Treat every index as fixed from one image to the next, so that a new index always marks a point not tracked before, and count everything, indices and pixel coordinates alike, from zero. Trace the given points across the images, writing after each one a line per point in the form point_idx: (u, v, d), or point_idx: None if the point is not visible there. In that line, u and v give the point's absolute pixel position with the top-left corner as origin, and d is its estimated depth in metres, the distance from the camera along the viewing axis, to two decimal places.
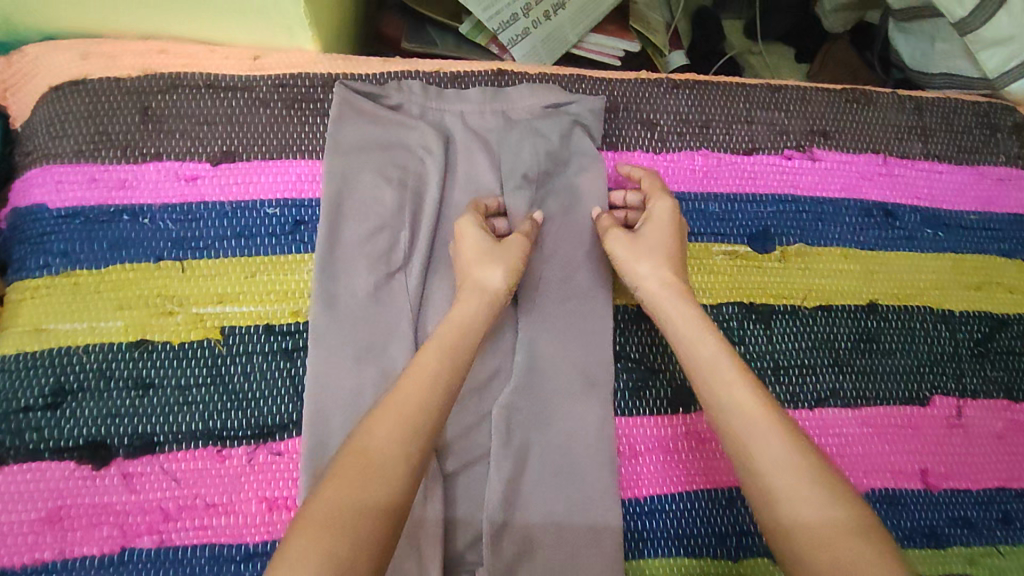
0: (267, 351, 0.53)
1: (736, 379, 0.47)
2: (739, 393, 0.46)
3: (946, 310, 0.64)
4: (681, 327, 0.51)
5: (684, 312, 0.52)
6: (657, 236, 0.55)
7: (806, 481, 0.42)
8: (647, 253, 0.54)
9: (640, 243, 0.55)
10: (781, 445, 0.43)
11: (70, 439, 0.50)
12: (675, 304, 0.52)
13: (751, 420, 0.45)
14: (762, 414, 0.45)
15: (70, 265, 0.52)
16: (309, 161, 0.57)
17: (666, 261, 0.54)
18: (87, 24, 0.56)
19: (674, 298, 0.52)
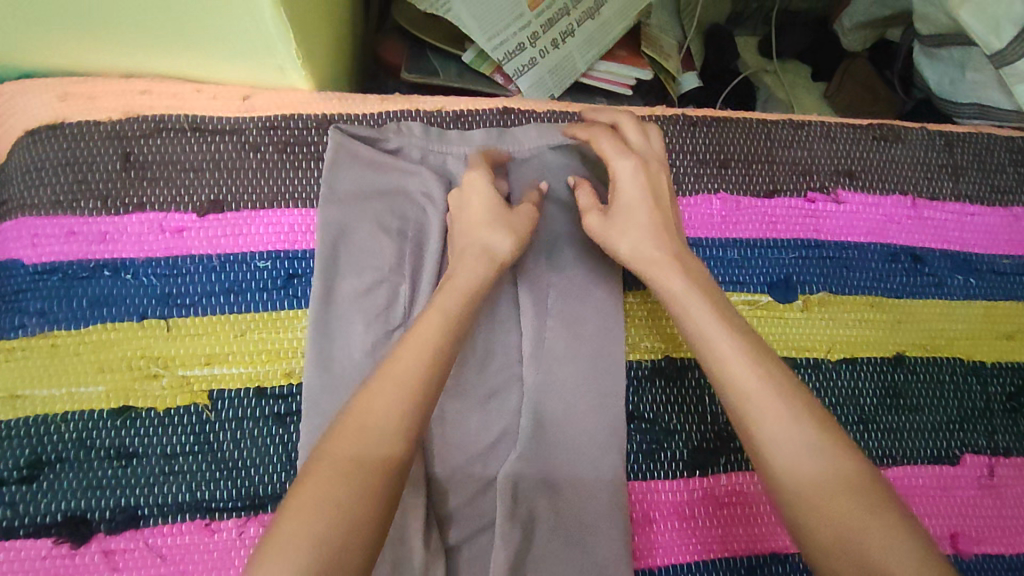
0: (258, 417, 0.50)
1: (735, 351, 0.44)
2: (739, 365, 0.43)
3: (977, 362, 0.61)
4: (677, 297, 0.48)
5: (680, 283, 0.48)
6: (631, 204, 0.52)
7: (814, 455, 0.40)
8: (628, 225, 0.51)
9: (616, 219, 0.52)
10: (784, 418, 0.41)
11: (47, 514, 0.46)
12: (670, 275, 0.48)
13: (752, 395, 0.42)
14: (763, 387, 0.42)
15: (47, 324, 0.49)
16: (303, 209, 0.53)
17: (645, 225, 0.51)
18: (66, 63, 0.53)
19: (668, 264, 0.49)
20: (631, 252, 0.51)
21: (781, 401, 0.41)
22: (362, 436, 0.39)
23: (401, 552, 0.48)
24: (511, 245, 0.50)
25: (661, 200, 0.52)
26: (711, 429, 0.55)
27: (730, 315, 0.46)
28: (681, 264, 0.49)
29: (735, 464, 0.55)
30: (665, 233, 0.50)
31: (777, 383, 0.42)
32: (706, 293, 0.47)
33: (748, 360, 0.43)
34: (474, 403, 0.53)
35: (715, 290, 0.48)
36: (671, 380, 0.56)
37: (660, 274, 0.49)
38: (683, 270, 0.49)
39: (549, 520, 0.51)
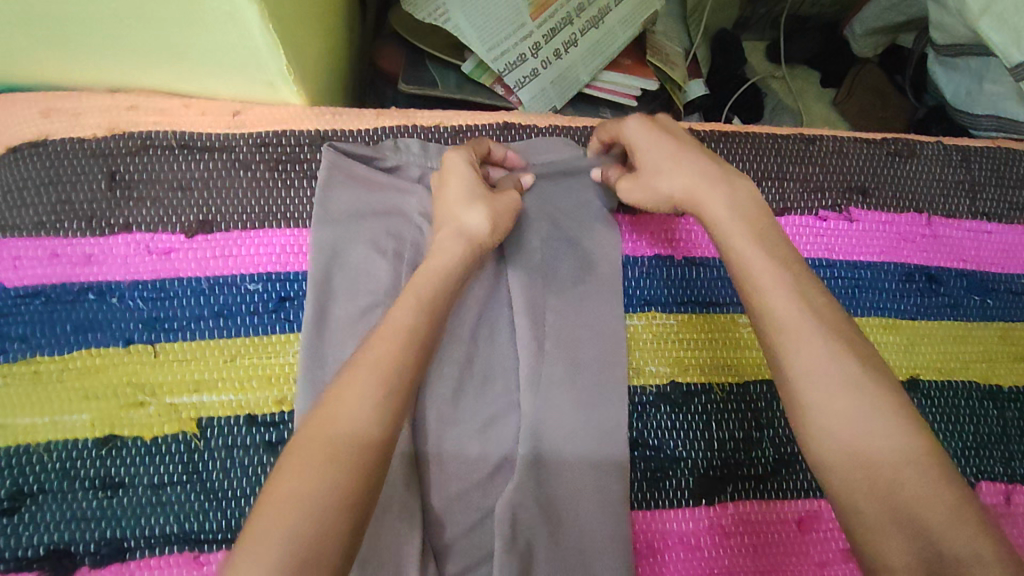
0: (248, 445, 0.48)
1: (778, 283, 0.42)
2: (779, 297, 0.42)
3: (993, 386, 0.59)
4: (720, 224, 0.46)
5: (725, 212, 0.46)
6: (652, 149, 0.50)
7: (846, 394, 0.38)
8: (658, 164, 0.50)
9: (646, 170, 0.50)
10: (820, 351, 0.39)
11: (28, 548, 0.44)
12: (714, 205, 0.47)
13: (790, 326, 0.41)
14: (805, 318, 0.41)
15: (29, 350, 0.47)
16: (295, 230, 0.51)
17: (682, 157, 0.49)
18: (50, 78, 0.51)
19: (713, 191, 0.47)
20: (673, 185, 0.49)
21: (821, 334, 0.40)
22: (337, 441, 0.37)
23: None
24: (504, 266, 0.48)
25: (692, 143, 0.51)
26: (718, 456, 0.53)
27: (774, 246, 0.45)
28: (727, 191, 0.47)
29: (742, 492, 0.53)
30: (704, 162, 0.49)
31: (819, 317, 0.41)
32: (750, 223, 0.46)
33: (793, 292, 0.42)
34: (472, 430, 0.51)
35: (761, 215, 0.46)
36: (677, 406, 0.54)
37: (706, 200, 0.47)
38: (729, 198, 0.47)
39: (550, 553, 0.49)
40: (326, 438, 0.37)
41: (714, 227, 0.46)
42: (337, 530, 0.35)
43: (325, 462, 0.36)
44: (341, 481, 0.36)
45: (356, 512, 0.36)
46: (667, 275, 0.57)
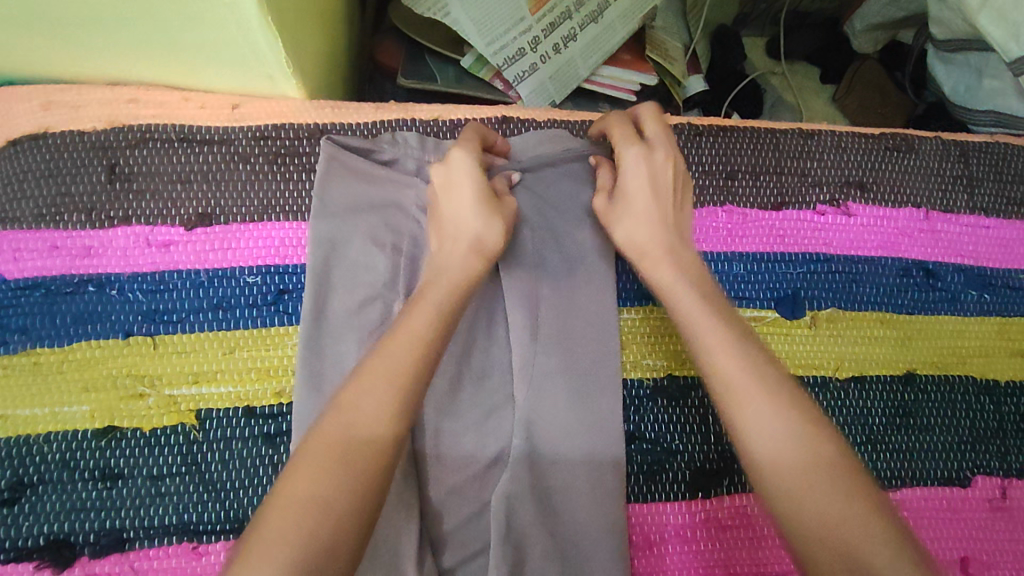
0: (247, 437, 0.48)
1: (722, 345, 0.43)
2: (726, 359, 0.43)
3: (990, 380, 0.59)
4: (666, 289, 0.48)
5: (671, 276, 0.48)
6: (640, 187, 0.51)
7: (795, 452, 0.39)
8: (630, 206, 0.51)
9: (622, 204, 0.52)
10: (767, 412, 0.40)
11: (29, 538, 0.45)
12: (662, 269, 0.49)
13: (739, 388, 0.41)
14: (749, 379, 0.41)
15: (29, 341, 0.48)
16: (294, 223, 0.51)
17: (643, 210, 0.51)
18: (50, 70, 0.52)
19: (662, 252, 0.49)
20: (628, 240, 0.51)
21: (767, 393, 0.41)
22: (339, 444, 0.37)
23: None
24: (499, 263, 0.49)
25: (662, 181, 0.51)
26: (715, 450, 0.53)
27: (719, 306, 0.46)
28: (670, 256, 0.49)
29: (739, 485, 0.53)
30: (660, 219, 0.50)
31: (765, 374, 0.42)
32: (696, 286, 0.47)
33: (738, 354, 0.43)
34: (469, 422, 0.51)
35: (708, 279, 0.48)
36: (674, 399, 0.54)
37: (654, 265, 0.49)
38: (675, 260, 0.49)
39: (545, 546, 0.49)
40: (330, 438, 0.38)
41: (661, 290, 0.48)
42: (338, 527, 0.35)
43: (326, 462, 0.37)
44: (343, 478, 0.36)
45: (360, 508, 0.36)
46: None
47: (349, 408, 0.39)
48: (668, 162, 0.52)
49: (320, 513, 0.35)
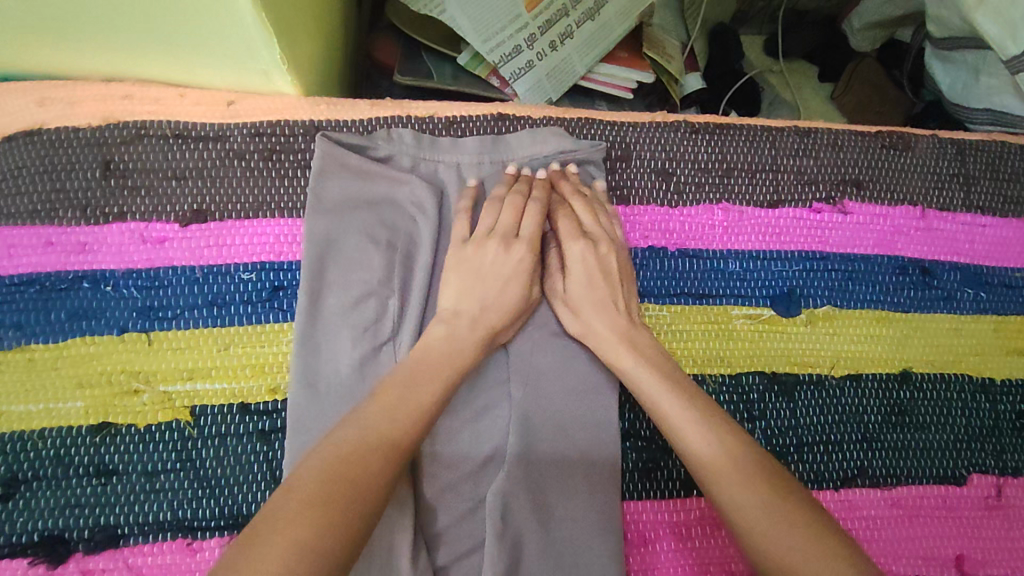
0: (242, 433, 0.48)
1: (689, 422, 0.45)
2: (695, 436, 0.44)
3: (986, 379, 0.59)
4: (630, 375, 0.49)
5: (631, 361, 0.49)
6: (591, 277, 0.53)
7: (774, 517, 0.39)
8: (581, 302, 0.53)
9: (575, 291, 0.53)
10: (737, 483, 0.41)
11: (22, 534, 0.45)
12: (620, 353, 0.50)
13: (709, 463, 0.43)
14: (716, 452, 0.43)
15: (24, 338, 0.48)
16: (290, 219, 0.51)
17: (597, 299, 0.52)
18: (45, 67, 0.52)
19: (621, 338, 0.51)
20: (585, 332, 0.52)
21: (735, 463, 0.42)
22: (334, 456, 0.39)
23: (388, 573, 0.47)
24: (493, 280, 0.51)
25: (613, 275, 0.53)
26: None
27: (679, 383, 0.48)
28: (626, 340, 0.51)
29: None
30: (610, 308, 0.52)
31: (728, 445, 0.43)
32: (657, 366, 0.49)
33: (702, 431, 0.44)
34: (464, 419, 0.51)
35: (665, 361, 0.50)
36: None
37: (612, 352, 0.51)
38: (631, 346, 0.50)
39: (540, 544, 0.49)
40: (330, 465, 0.38)
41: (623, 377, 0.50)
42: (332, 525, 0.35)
43: (328, 489, 0.37)
44: (343, 505, 0.36)
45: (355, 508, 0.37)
46: (660, 266, 0.57)
47: (346, 441, 0.40)
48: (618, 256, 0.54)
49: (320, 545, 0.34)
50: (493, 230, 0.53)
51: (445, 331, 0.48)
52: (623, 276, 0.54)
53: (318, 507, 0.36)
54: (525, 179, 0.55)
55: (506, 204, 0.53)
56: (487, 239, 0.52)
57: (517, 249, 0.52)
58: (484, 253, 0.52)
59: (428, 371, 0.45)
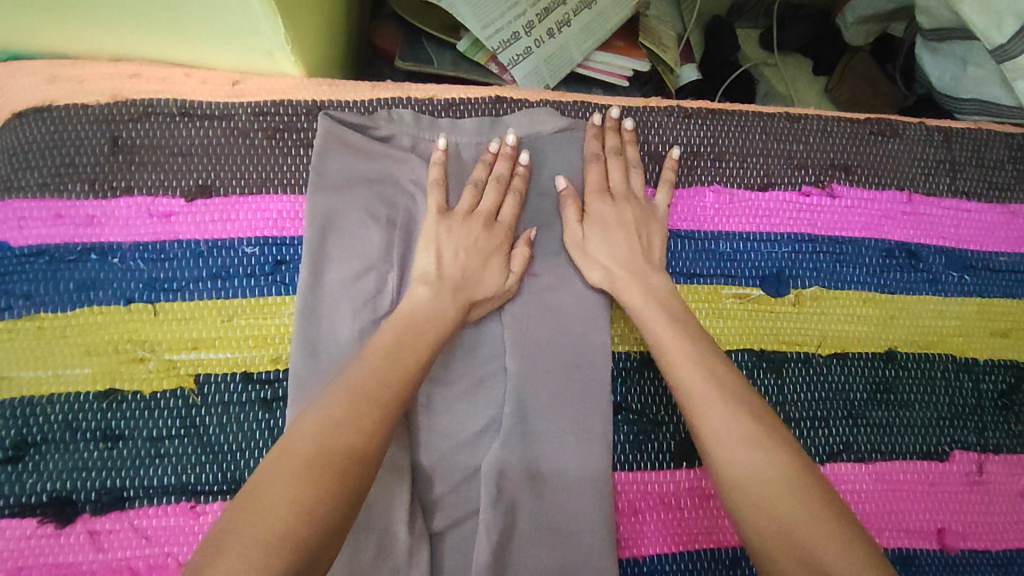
0: (244, 401, 0.49)
1: (686, 354, 0.48)
2: (688, 367, 0.47)
3: (969, 358, 0.60)
4: (638, 310, 0.52)
5: (641, 298, 0.53)
6: (603, 223, 0.56)
7: (746, 447, 0.43)
8: (594, 246, 0.55)
9: (590, 227, 0.56)
10: (721, 411, 0.45)
11: (32, 494, 0.46)
12: (631, 290, 0.53)
13: (698, 392, 0.46)
14: (707, 383, 0.46)
15: (33, 307, 0.49)
16: (292, 196, 0.53)
17: (615, 246, 0.55)
18: (53, 45, 0.53)
19: (632, 279, 0.54)
20: (602, 276, 0.55)
21: (722, 394, 0.46)
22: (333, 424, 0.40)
23: (385, 538, 0.49)
24: (479, 253, 0.53)
25: (633, 226, 0.56)
26: None
27: (686, 324, 0.51)
28: (638, 280, 0.54)
29: None
30: (627, 251, 0.55)
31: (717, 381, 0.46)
32: (664, 306, 0.52)
33: (697, 364, 0.47)
34: (460, 391, 0.53)
35: (681, 306, 0.52)
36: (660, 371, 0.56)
37: (624, 290, 0.53)
38: (642, 284, 0.53)
39: (532, 510, 0.51)
40: (321, 436, 0.39)
41: (632, 311, 0.53)
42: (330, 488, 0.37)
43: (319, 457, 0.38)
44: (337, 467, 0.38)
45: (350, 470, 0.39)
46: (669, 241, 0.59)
47: (337, 405, 0.41)
48: (635, 211, 0.57)
49: (305, 507, 0.36)
50: (473, 212, 0.54)
51: (439, 304, 0.50)
52: (643, 229, 0.56)
53: (313, 470, 0.37)
54: (508, 157, 0.56)
55: (490, 185, 0.55)
56: (469, 219, 0.54)
57: (497, 231, 0.55)
58: (468, 232, 0.53)
59: (426, 340, 0.47)
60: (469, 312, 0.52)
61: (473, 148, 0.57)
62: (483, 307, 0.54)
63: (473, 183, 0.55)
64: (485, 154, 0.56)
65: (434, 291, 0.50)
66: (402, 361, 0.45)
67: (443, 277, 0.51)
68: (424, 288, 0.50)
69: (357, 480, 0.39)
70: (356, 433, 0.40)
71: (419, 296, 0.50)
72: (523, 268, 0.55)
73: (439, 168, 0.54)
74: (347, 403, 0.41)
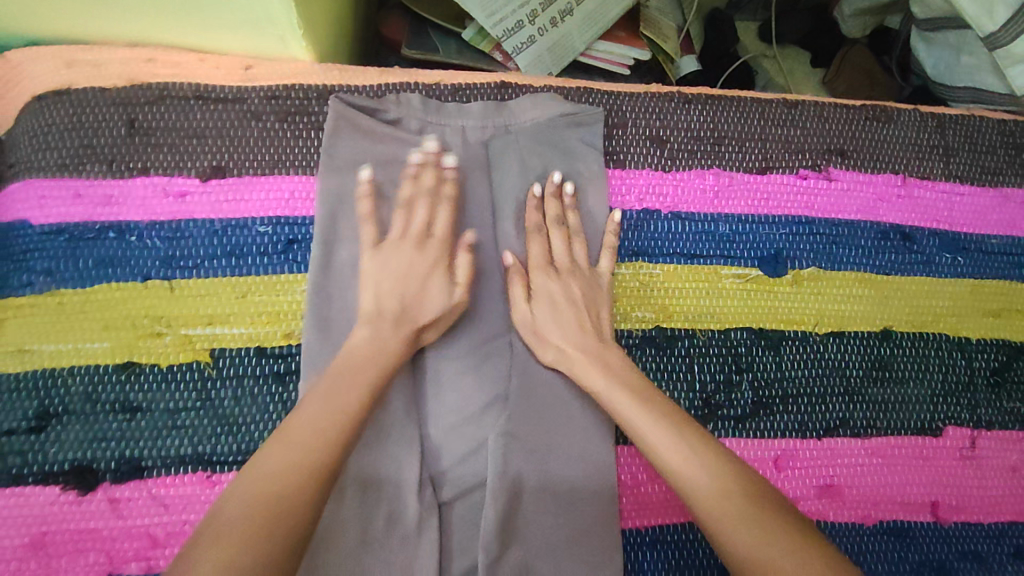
0: (258, 375, 0.51)
1: (664, 437, 0.46)
2: (671, 450, 0.46)
3: (963, 337, 0.62)
4: (602, 392, 0.50)
5: (601, 377, 0.51)
6: (555, 299, 0.55)
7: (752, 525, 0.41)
8: (547, 324, 0.54)
9: (539, 302, 0.55)
10: (715, 496, 0.43)
11: (55, 463, 0.48)
12: (590, 370, 0.52)
13: (682, 473, 0.45)
14: (689, 460, 0.45)
15: (54, 282, 0.51)
16: (304, 176, 0.54)
17: (565, 325, 0.54)
18: (73, 31, 0.55)
19: (586, 357, 0.52)
20: (555, 357, 0.54)
21: (710, 473, 0.44)
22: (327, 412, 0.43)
23: (396, 507, 0.51)
24: (414, 270, 0.52)
25: (580, 301, 0.55)
26: (699, 396, 0.57)
27: (649, 397, 0.49)
28: (592, 360, 0.52)
29: (722, 430, 0.57)
30: (577, 331, 0.54)
31: (703, 460, 0.45)
32: (628, 383, 0.50)
33: (671, 441, 0.46)
34: (467, 366, 0.54)
35: (636, 378, 0.51)
36: (662, 348, 0.57)
37: (581, 371, 0.52)
38: (598, 365, 0.52)
39: (538, 481, 0.52)
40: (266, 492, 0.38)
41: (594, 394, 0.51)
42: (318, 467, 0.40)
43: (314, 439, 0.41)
44: None
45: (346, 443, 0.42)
46: (632, 237, 0.60)
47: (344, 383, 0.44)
48: (581, 284, 0.56)
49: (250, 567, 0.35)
50: (407, 231, 0.53)
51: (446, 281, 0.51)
52: (591, 302, 0.55)
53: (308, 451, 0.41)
54: (433, 165, 0.55)
55: (420, 202, 0.54)
56: (399, 244, 0.53)
57: (434, 248, 0.53)
58: (399, 255, 0.52)
59: None
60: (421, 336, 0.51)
61: (479, 131, 0.59)
62: (434, 330, 0.52)
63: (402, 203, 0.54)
64: (410, 168, 0.55)
65: (373, 328, 0.49)
66: (340, 400, 0.44)
67: (383, 312, 0.50)
68: (364, 328, 0.49)
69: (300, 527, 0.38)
70: (298, 479, 0.39)
71: (359, 336, 0.49)
72: (468, 278, 0.53)
73: (368, 203, 0.53)
74: (283, 452, 0.40)
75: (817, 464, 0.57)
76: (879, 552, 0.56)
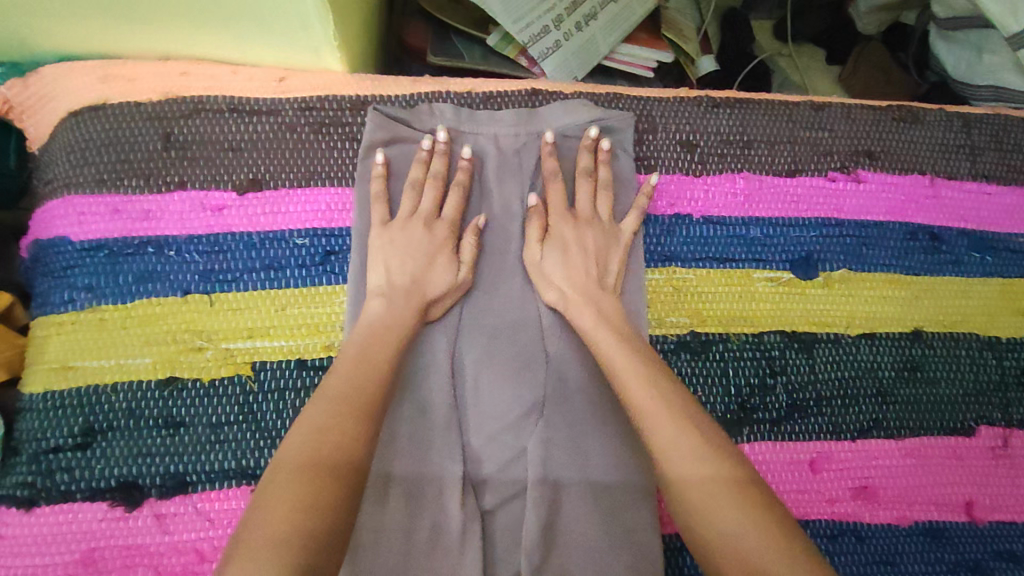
0: (299, 388, 0.51)
1: (638, 379, 0.45)
2: (639, 388, 0.45)
3: (993, 337, 0.62)
4: (591, 333, 0.51)
5: (592, 321, 0.52)
6: (564, 242, 0.56)
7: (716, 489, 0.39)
8: (552, 268, 0.55)
9: (550, 244, 0.56)
10: (679, 445, 0.41)
11: (102, 479, 0.48)
12: (583, 312, 0.52)
13: (649, 414, 0.43)
14: (659, 405, 0.43)
15: (95, 299, 0.51)
16: (340, 188, 0.55)
17: (571, 269, 0.55)
18: (107, 46, 0.54)
19: (585, 300, 0.53)
20: (555, 297, 0.54)
21: (676, 420, 0.43)
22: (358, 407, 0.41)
23: (439, 518, 0.51)
24: (425, 241, 0.53)
25: (592, 250, 0.56)
26: (735, 399, 0.57)
27: (635, 344, 0.49)
28: (592, 304, 0.53)
29: (757, 433, 0.57)
30: (582, 276, 0.55)
31: (673, 408, 0.43)
32: (614, 329, 0.51)
33: (648, 386, 0.45)
34: (507, 374, 0.55)
35: (631, 331, 0.51)
36: (696, 353, 0.58)
37: (576, 312, 0.53)
38: (596, 308, 0.53)
39: (578, 487, 0.53)
40: (301, 474, 0.36)
41: (585, 334, 0.52)
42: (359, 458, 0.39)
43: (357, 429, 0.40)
44: None
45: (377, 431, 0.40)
46: (651, 231, 0.60)
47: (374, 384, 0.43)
48: (596, 235, 0.56)
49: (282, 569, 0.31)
50: (415, 213, 0.54)
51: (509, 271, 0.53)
52: (603, 253, 0.56)
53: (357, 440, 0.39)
54: (443, 153, 0.55)
55: (428, 185, 0.55)
56: (410, 222, 0.53)
57: (439, 229, 0.54)
58: (409, 236, 0.53)
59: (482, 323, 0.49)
60: (426, 311, 0.52)
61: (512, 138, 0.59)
62: (439, 305, 0.53)
63: (411, 184, 0.54)
64: (419, 152, 0.55)
65: (387, 300, 0.49)
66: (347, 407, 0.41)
67: (395, 286, 0.51)
68: (377, 300, 0.49)
69: (334, 527, 0.35)
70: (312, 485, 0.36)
71: (372, 308, 0.49)
72: (472, 258, 0.54)
73: (420, 167, 0.55)
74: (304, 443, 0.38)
75: (852, 466, 0.57)
76: (915, 553, 0.57)
